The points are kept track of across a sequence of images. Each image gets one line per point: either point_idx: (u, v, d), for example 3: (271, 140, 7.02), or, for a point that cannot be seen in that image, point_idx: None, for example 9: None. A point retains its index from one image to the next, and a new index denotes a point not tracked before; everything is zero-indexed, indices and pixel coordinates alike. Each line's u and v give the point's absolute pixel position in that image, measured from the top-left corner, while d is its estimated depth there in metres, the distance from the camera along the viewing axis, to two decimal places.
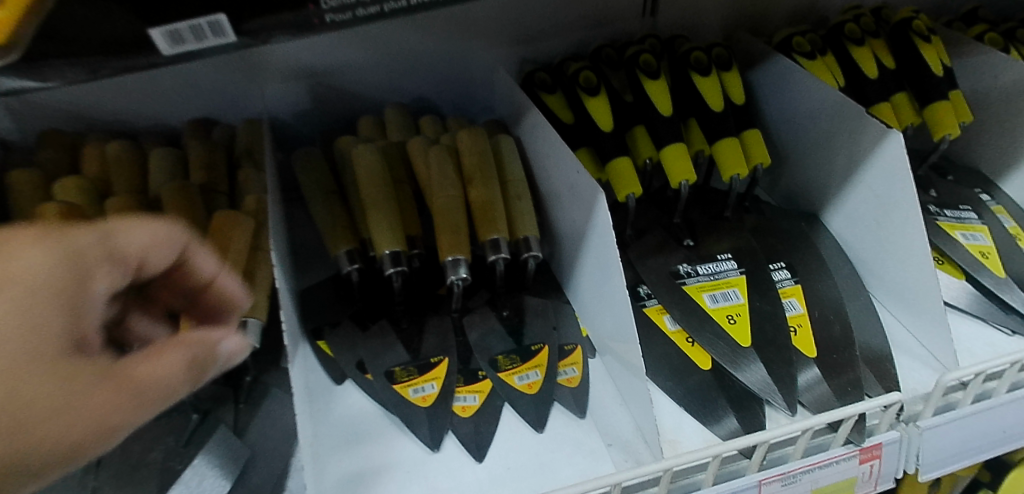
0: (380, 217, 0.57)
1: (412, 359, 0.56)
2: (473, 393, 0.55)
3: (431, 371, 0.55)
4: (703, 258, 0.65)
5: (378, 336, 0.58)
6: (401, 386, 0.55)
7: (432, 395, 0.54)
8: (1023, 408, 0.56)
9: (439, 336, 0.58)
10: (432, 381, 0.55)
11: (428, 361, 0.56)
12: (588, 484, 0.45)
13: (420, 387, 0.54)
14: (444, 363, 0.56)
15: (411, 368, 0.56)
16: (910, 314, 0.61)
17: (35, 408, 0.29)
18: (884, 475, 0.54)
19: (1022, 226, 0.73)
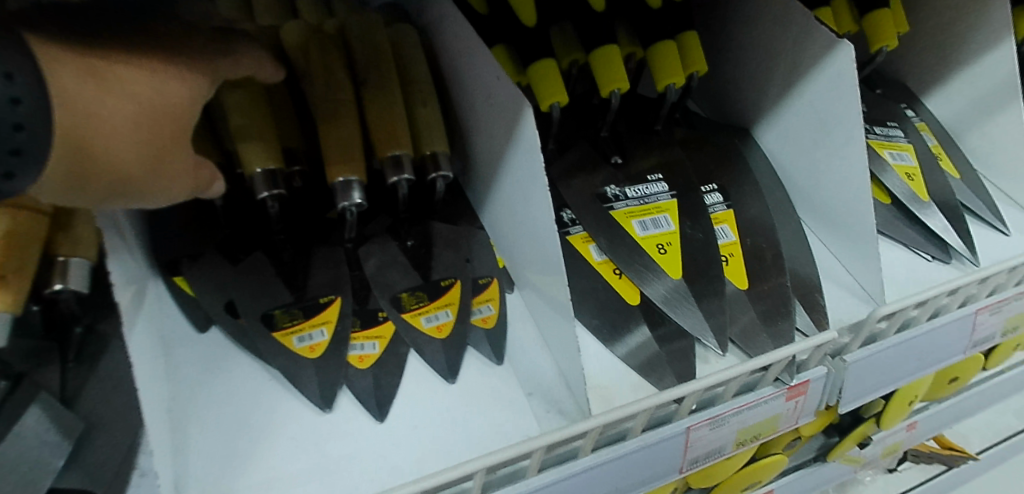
0: (247, 125, 0.45)
1: (296, 301, 0.46)
2: (371, 340, 0.46)
3: (320, 315, 0.46)
4: (632, 179, 0.58)
5: (254, 273, 0.47)
6: (283, 334, 0.45)
7: (321, 344, 0.45)
8: (939, 336, 0.56)
9: (329, 271, 0.48)
10: (321, 328, 0.45)
11: (316, 302, 0.46)
12: (510, 450, 0.39)
13: (307, 335, 0.45)
14: (337, 304, 0.47)
15: (296, 311, 0.46)
16: (841, 242, 0.58)
17: (160, 144, 0.30)
18: (806, 410, 0.52)
19: (943, 146, 0.71)
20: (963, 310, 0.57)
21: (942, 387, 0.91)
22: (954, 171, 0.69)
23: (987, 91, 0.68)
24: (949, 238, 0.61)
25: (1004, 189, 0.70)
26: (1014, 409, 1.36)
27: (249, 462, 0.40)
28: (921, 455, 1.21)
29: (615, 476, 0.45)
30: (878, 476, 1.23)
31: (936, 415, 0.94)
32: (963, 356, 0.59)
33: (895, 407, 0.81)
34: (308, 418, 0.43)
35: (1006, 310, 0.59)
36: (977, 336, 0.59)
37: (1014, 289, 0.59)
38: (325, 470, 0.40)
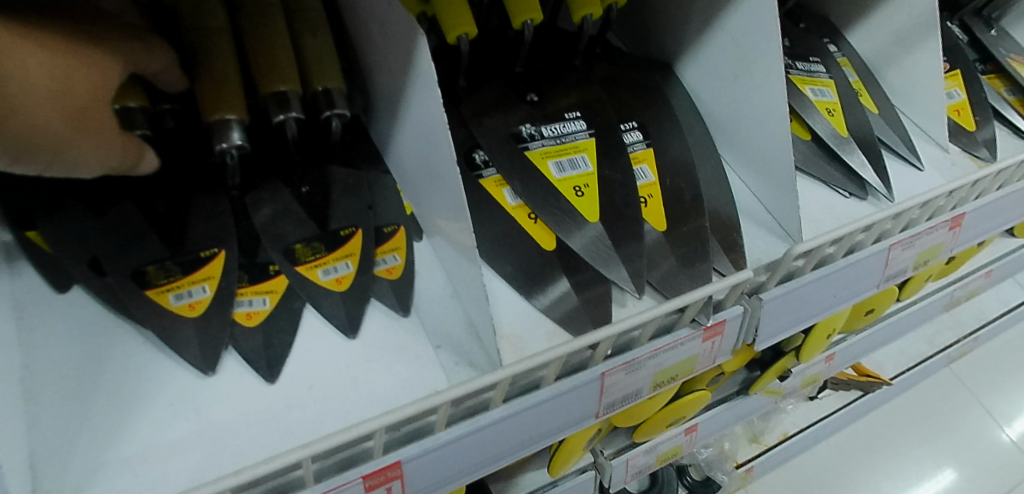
0: None
1: (172, 255, 0.42)
2: (261, 296, 0.42)
3: (201, 271, 0.42)
4: (549, 117, 0.55)
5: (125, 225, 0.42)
6: (157, 292, 0.41)
7: (201, 302, 0.41)
8: (854, 272, 0.56)
9: (216, 221, 0.44)
10: (202, 284, 0.41)
11: (196, 257, 0.42)
12: (408, 407, 0.37)
13: (186, 291, 0.41)
14: (221, 258, 0.42)
15: (173, 266, 0.41)
16: (761, 179, 0.57)
17: (89, 113, 0.33)
18: (723, 350, 0.52)
19: (863, 81, 0.71)
20: (877, 246, 0.57)
21: (857, 319, 0.94)
22: (874, 107, 0.69)
23: (908, 24, 0.67)
24: (867, 175, 0.61)
25: (921, 125, 0.70)
26: (924, 336, 1.44)
27: (119, 434, 0.36)
28: (839, 383, 1.26)
29: (527, 425, 0.43)
30: (799, 405, 1.29)
31: (853, 346, 0.97)
32: (876, 291, 0.59)
33: (815, 343, 0.83)
34: (189, 384, 0.39)
35: (918, 244, 0.60)
36: (891, 270, 0.59)
37: (926, 224, 0.60)
38: (205, 439, 0.37)
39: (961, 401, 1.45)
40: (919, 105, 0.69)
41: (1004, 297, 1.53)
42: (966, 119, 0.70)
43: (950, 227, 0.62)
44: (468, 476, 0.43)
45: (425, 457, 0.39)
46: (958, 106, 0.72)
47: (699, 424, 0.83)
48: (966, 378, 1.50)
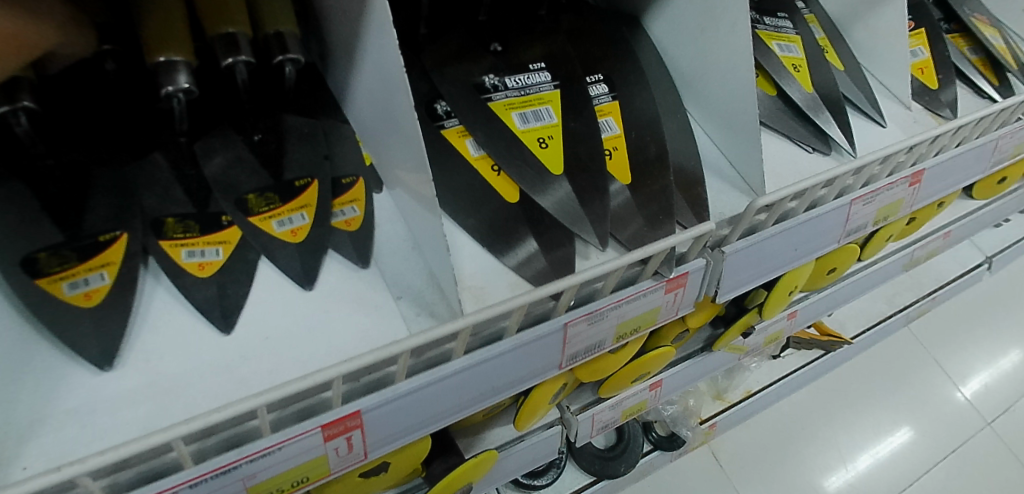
0: None
1: (68, 239, 0.38)
2: (214, 246, 0.41)
3: (99, 257, 0.39)
4: (513, 68, 0.54)
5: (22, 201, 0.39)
6: (48, 281, 0.37)
7: (100, 291, 0.38)
8: (816, 226, 0.56)
9: (119, 195, 0.41)
10: (100, 271, 0.38)
11: (94, 241, 0.39)
12: (366, 355, 0.36)
13: (83, 279, 0.38)
14: (122, 242, 0.40)
15: (67, 252, 0.38)
16: (726, 134, 0.57)
17: None
18: (686, 302, 0.52)
19: (830, 38, 0.70)
20: (839, 201, 0.57)
21: (819, 277, 0.95)
22: (839, 64, 0.69)
23: None
24: (831, 131, 0.61)
25: (885, 82, 0.70)
26: (885, 297, 1.48)
27: (64, 387, 0.36)
28: (802, 342, 1.29)
29: (490, 376, 0.43)
30: (762, 363, 1.33)
31: (814, 305, 0.99)
32: (836, 246, 0.60)
33: (778, 299, 0.84)
34: (139, 335, 0.38)
35: (879, 200, 0.60)
36: (851, 226, 0.60)
37: (886, 179, 0.60)
38: (155, 389, 0.37)
39: (918, 360, 1.50)
40: (885, 62, 0.69)
41: (962, 260, 1.57)
42: (929, 77, 0.71)
43: (910, 183, 0.63)
44: (429, 427, 0.43)
45: (384, 406, 0.39)
46: (922, 64, 0.72)
47: (664, 380, 0.85)
48: (923, 337, 1.55)
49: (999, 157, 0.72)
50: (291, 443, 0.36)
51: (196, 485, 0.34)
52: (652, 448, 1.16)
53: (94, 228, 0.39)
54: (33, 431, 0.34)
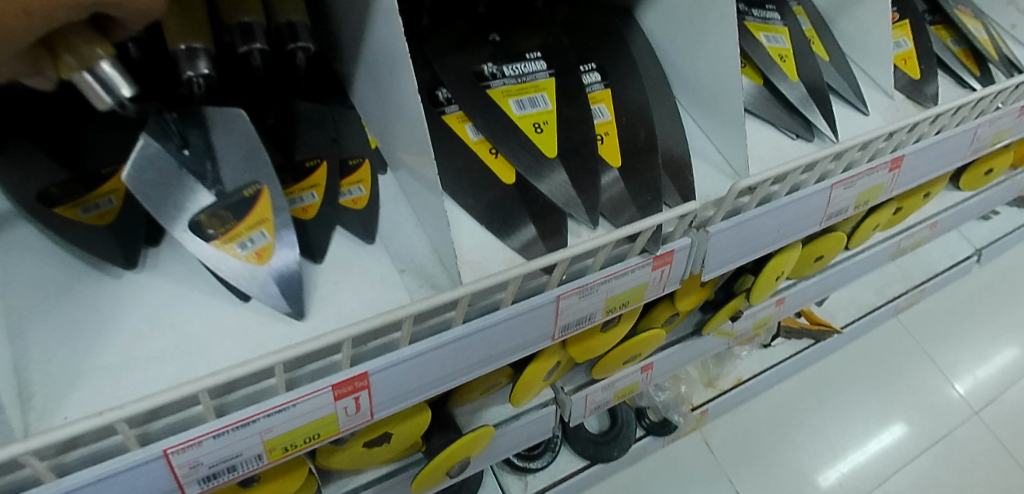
0: None
1: (218, 199, 0.40)
2: (255, 231, 0.41)
3: (252, 216, 0.41)
4: (510, 57, 0.57)
5: (161, 171, 0.39)
6: (220, 243, 0.40)
7: (269, 250, 0.41)
8: (797, 209, 0.59)
9: (248, 150, 0.42)
10: (260, 229, 0.41)
11: (242, 198, 0.41)
12: (373, 320, 0.40)
13: (249, 239, 0.41)
14: (266, 196, 0.42)
15: (224, 213, 0.40)
16: (712, 121, 0.60)
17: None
18: (672, 278, 0.55)
19: (816, 30, 0.73)
20: (820, 184, 0.60)
21: (806, 264, 0.98)
22: (825, 55, 0.72)
23: None
24: (814, 118, 0.64)
25: (869, 72, 0.73)
26: (875, 288, 1.51)
27: (98, 346, 0.39)
28: (792, 332, 1.37)
29: (486, 344, 0.46)
30: (753, 351, 1.36)
31: (802, 291, 1.03)
32: (818, 228, 0.63)
33: (764, 285, 0.87)
34: (165, 302, 0.42)
35: (860, 184, 0.63)
36: (832, 209, 0.63)
37: (866, 165, 0.63)
38: (179, 349, 0.40)
39: (907, 349, 1.54)
40: (868, 54, 0.72)
41: (951, 251, 1.61)
42: (911, 68, 0.74)
43: (889, 169, 0.66)
44: (430, 391, 0.46)
45: (389, 369, 0.42)
46: (905, 55, 0.74)
47: (655, 363, 0.89)
48: (911, 327, 1.59)
49: (979, 145, 0.75)
50: (304, 400, 0.40)
51: (220, 435, 0.38)
52: (645, 433, 1.21)
53: (233, 188, 0.41)
54: (70, 384, 0.37)
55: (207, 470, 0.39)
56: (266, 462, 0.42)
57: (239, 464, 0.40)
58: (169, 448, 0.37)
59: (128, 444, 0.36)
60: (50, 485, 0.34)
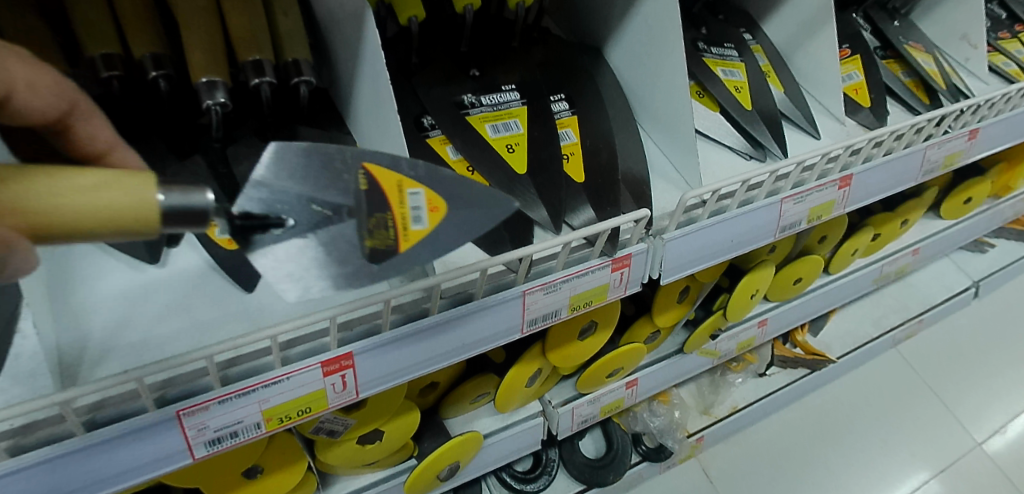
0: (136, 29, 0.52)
1: (355, 208, 0.40)
2: (411, 193, 0.40)
3: (389, 190, 0.40)
4: (488, 89, 0.65)
5: (299, 253, 0.40)
6: (401, 236, 0.40)
7: (432, 195, 0.41)
8: (749, 221, 0.66)
9: (328, 179, 0.40)
10: (407, 191, 0.40)
11: (368, 192, 0.40)
12: (357, 301, 0.46)
13: (414, 206, 0.40)
14: (377, 170, 0.40)
15: (378, 218, 0.40)
16: (670, 143, 0.67)
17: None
18: (632, 281, 0.62)
19: (772, 65, 0.81)
20: (770, 199, 0.66)
21: (784, 287, 1.03)
22: (780, 87, 0.79)
23: (810, 15, 0.78)
24: (766, 141, 0.71)
25: (823, 102, 0.80)
26: (870, 319, 1.46)
27: (126, 327, 0.46)
28: (786, 361, 1.35)
29: (459, 332, 0.52)
30: (748, 379, 1.34)
31: (785, 314, 1.07)
32: (771, 239, 0.69)
33: (740, 302, 0.93)
34: (183, 291, 0.49)
35: (810, 200, 0.70)
36: (784, 222, 0.69)
37: (815, 182, 0.70)
38: (192, 329, 0.47)
39: None
40: (821, 86, 0.80)
41: (949, 284, 1.56)
42: (862, 97, 0.81)
43: (839, 186, 0.72)
44: (409, 374, 0.53)
45: (372, 350, 0.49)
46: (856, 86, 0.82)
47: (640, 379, 0.94)
48: (912, 358, 1.50)
49: (929, 166, 0.81)
50: (297, 374, 0.46)
51: (224, 402, 0.44)
52: (640, 459, 1.20)
53: (353, 198, 0.40)
54: (102, 357, 0.44)
55: (212, 433, 0.45)
56: (263, 431, 0.48)
57: (240, 430, 0.47)
58: (181, 409, 0.43)
59: (146, 406, 0.43)
60: (83, 436, 0.41)
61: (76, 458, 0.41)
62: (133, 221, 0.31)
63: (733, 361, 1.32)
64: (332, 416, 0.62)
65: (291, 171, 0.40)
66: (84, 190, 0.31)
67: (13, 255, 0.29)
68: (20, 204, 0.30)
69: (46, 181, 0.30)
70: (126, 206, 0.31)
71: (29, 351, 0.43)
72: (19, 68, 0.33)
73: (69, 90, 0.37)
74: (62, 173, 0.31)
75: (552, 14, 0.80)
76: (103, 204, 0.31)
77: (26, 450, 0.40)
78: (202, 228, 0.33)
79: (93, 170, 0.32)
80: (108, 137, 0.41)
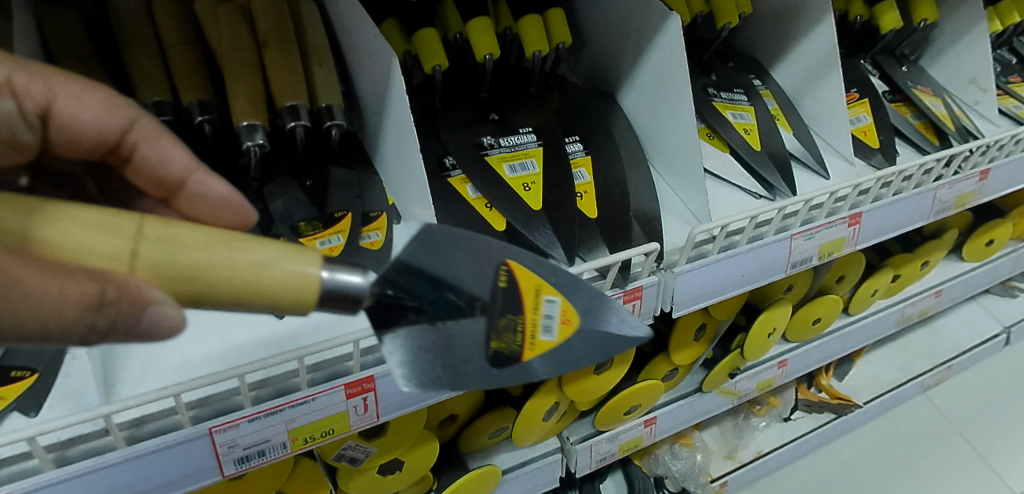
0: (187, 76, 0.57)
1: (484, 300, 0.45)
2: (546, 302, 0.46)
3: (529, 294, 0.46)
4: (506, 131, 0.69)
5: (426, 336, 0.43)
6: (527, 345, 0.45)
7: (567, 306, 0.46)
8: (759, 256, 0.67)
9: (463, 270, 0.45)
10: (545, 300, 0.46)
11: (506, 289, 0.45)
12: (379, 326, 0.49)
13: (547, 314, 0.46)
14: (517, 270, 0.46)
15: (508, 321, 0.45)
16: (680, 182, 0.70)
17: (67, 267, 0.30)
18: (644, 313, 0.64)
19: (782, 109, 0.85)
20: (780, 235, 0.68)
21: (803, 327, 1.04)
22: (789, 129, 0.82)
23: (816, 61, 0.81)
24: (775, 181, 0.74)
25: (832, 143, 0.83)
26: (897, 364, 1.43)
27: (167, 347, 0.50)
28: (812, 405, 1.32)
29: None
30: (771, 423, 1.31)
31: (804, 355, 1.06)
32: (782, 275, 0.71)
33: (757, 340, 0.94)
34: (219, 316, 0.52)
35: (819, 237, 0.71)
36: (794, 258, 0.71)
37: (824, 220, 0.71)
38: (226, 352, 0.50)
39: None
40: (829, 128, 0.82)
41: (978, 329, 1.52)
42: (871, 139, 0.83)
43: (849, 224, 0.74)
44: (428, 400, 0.55)
45: (392, 374, 0.51)
46: (865, 128, 0.85)
47: (659, 417, 0.94)
48: (942, 405, 1.46)
49: (941, 206, 0.82)
50: (322, 396, 0.49)
51: (254, 420, 0.47)
52: None
53: (489, 294, 0.45)
54: (145, 376, 0.47)
55: (241, 451, 0.48)
56: (288, 451, 0.50)
57: (267, 449, 0.49)
58: (213, 426, 0.45)
59: (181, 422, 0.45)
60: (123, 449, 0.43)
61: (114, 472, 0.43)
62: (293, 301, 0.37)
63: (757, 405, 1.31)
64: (352, 443, 0.64)
65: (431, 255, 0.45)
66: (256, 265, 0.36)
67: (152, 312, 0.33)
68: (203, 273, 0.35)
69: (226, 254, 0.35)
70: (291, 284, 0.36)
71: (79, 370, 0.48)
72: (60, 87, 0.41)
73: (130, 114, 0.44)
74: (241, 247, 0.36)
75: (569, 62, 0.84)
76: (269, 280, 0.36)
77: (70, 461, 0.43)
78: (353, 310, 0.39)
79: (265, 243, 0.37)
80: (183, 164, 0.47)
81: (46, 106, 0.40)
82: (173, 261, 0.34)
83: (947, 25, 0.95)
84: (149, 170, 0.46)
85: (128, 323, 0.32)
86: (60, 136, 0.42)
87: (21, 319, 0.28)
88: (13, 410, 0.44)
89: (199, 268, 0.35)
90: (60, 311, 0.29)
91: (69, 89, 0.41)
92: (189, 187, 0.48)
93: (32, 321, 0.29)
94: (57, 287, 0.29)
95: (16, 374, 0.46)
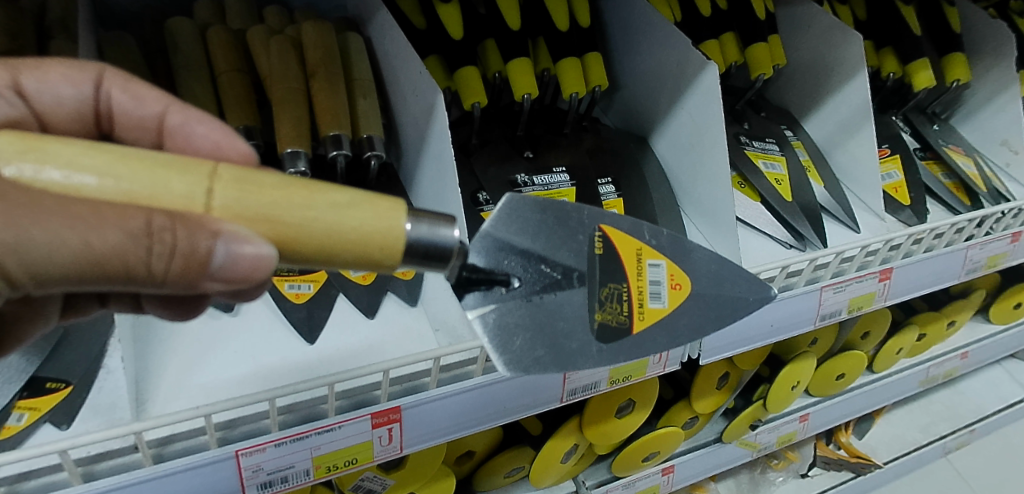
0: (233, 99, 0.59)
1: (585, 271, 0.47)
2: (654, 261, 0.49)
3: (629, 260, 0.48)
4: (539, 169, 0.69)
5: (520, 309, 0.46)
6: (635, 303, 0.48)
7: (672, 268, 0.49)
8: (789, 306, 0.67)
9: (559, 245, 0.48)
10: (646, 262, 0.49)
11: (602, 251, 0.48)
12: (408, 357, 0.48)
13: (653, 280, 0.49)
14: (609, 233, 0.49)
15: (609, 290, 0.48)
16: (711, 227, 0.70)
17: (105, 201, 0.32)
18: (670, 359, 0.65)
19: (813, 161, 0.85)
20: (809, 287, 0.68)
21: (826, 382, 1.02)
22: (819, 181, 0.83)
23: (848, 115, 0.82)
24: (805, 231, 0.74)
25: (862, 198, 0.83)
26: (918, 425, 1.39)
27: (196, 368, 0.50)
28: (830, 463, 1.28)
29: (504, 395, 0.55)
30: (789, 478, 1.27)
31: (827, 410, 1.04)
32: (810, 326, 0.70)
33: (780, 392, 0.93)
34: (252, 341, 0.53)
35: (849, 290, 0.71)
36: (824, 310, 0.71)
37: (854, 274, 0.71)
38: (256, 375, 0.51)
39: None
40: (858, 182, 0.82)
41: (1001, 394, 1.48)
42: (901, 195, 0.84)
43: (879, 279, 0.73)
44: (453, 435, 0.54)
45: (420, 405, 0.51)
46: (896, 185, 0.85)
47: (677, 466, 0.91)
48: (964, 471, 1.41)
49: (971, 265, 0.82)
50: (348, 424, 0.48)
51: (280, 445, 0.46)
52: None
53: (586, 264, 0.48)
54: (175, 395, 0.48)
55: (265, 476, 0.47)
56: (312, 478, 0.50)
57: (291, 476, 0.48)
58: (240, 449, 0.45)
59: (209, 443, 0.45)
60: (151, 467, 0.43)
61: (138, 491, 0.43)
62: (379, 250, 0.38)
63: (773, 459, 1.28)
64: (371, 474, 0.64)
65: (520, 226, 0.48)
66: (337, 207, 0.37)
67: (219, 245, 0.33)
68: (287, 230, 0.36)
69: (305, 197, 0.36)
70: (372, 229, 0.37)
71: (112, 385, 0.48)
72: (24, 67, 0.46)
73: (90, 66, 0.48)
74: (319, 190, 0.37)
75: (602, 103, 0.86)
76: (351, 225, 0.37)
77: (98, 477, 0.42)
78: (441, 264, 0.40)
79: (345, 189, 0.38)
80: (157, 100, 0.50)
81: (14, 81, 0.45)
82: (248, 200, 0.35)
83: (978, 86, 0.95)
84: (130, 116, 0.50)
85: (188, 252, 0.33)
86: (43, 107, 0.47)
87: (60, 233, 0.30)
88: (45, 421, 0.45)
89: (278, 210, 0.36)
90: (105, 232, 0.31)
91: (34, 63, 0.46)
92: (170, 119, 0.49)
93: (76, 239, 0.30)
94: (92, 208, 0.31)
95: (51, 386, 0.46)
